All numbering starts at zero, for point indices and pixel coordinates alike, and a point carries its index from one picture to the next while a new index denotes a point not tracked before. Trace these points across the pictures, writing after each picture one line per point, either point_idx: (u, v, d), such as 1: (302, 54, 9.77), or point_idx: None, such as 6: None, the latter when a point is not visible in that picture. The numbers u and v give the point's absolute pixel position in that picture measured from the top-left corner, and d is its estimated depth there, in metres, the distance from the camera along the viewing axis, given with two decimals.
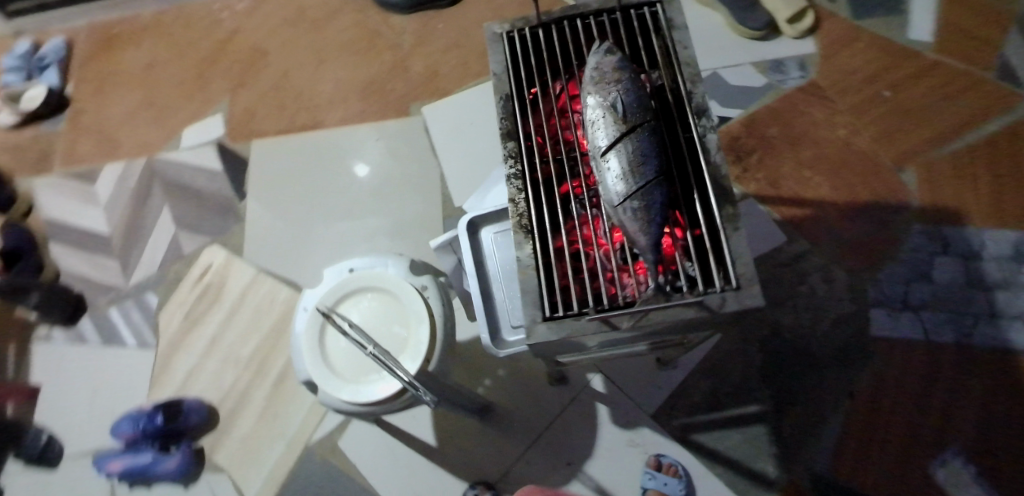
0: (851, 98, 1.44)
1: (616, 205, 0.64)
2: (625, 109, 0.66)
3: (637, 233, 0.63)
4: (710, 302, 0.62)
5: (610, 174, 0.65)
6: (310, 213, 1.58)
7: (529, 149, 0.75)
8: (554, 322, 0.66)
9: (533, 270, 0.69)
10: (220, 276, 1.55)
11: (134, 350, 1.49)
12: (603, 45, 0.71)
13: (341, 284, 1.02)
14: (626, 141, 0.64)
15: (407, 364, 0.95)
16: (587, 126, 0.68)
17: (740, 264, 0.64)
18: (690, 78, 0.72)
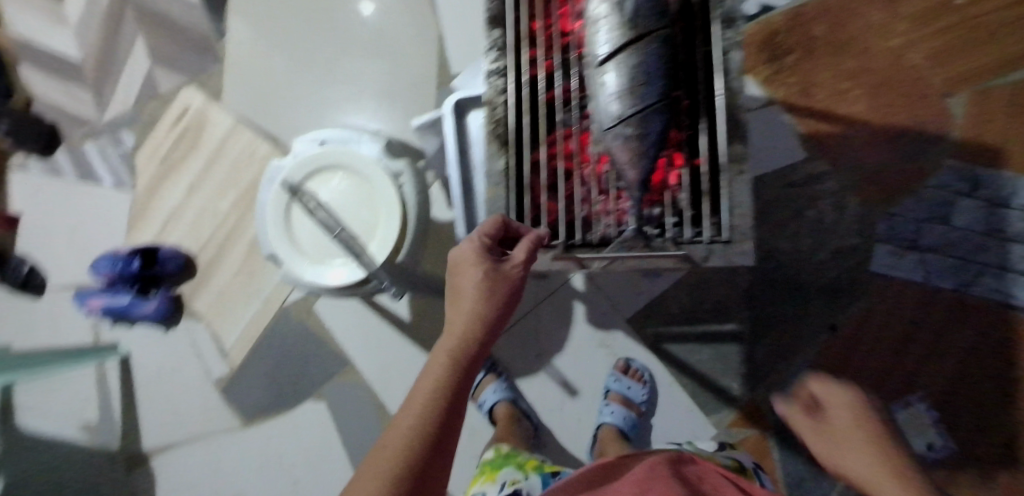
0: (920, 1, 1.23)
1: (606, 129, 0.58)
2: (633, 12, 0.57)
3: (625, 164, 0.59)
4: (694, 252, 0.61)
5: (604, 90, 0.58)
6: (293, 64, 1.44)
7: (520, 40, 0.68)
8: (521, 251, 0.65)
9: (503, 189, 0.67)
10: (198, 122, 1.45)
11: (112, 190, 1.45)
12: None
13: (310, 159, 0.94)
14: (630, 52, 0.57)
15: (374, 253, 0.91)
16: (588, 25, 0.60)
17: (736, 214, 0.61)
18: None
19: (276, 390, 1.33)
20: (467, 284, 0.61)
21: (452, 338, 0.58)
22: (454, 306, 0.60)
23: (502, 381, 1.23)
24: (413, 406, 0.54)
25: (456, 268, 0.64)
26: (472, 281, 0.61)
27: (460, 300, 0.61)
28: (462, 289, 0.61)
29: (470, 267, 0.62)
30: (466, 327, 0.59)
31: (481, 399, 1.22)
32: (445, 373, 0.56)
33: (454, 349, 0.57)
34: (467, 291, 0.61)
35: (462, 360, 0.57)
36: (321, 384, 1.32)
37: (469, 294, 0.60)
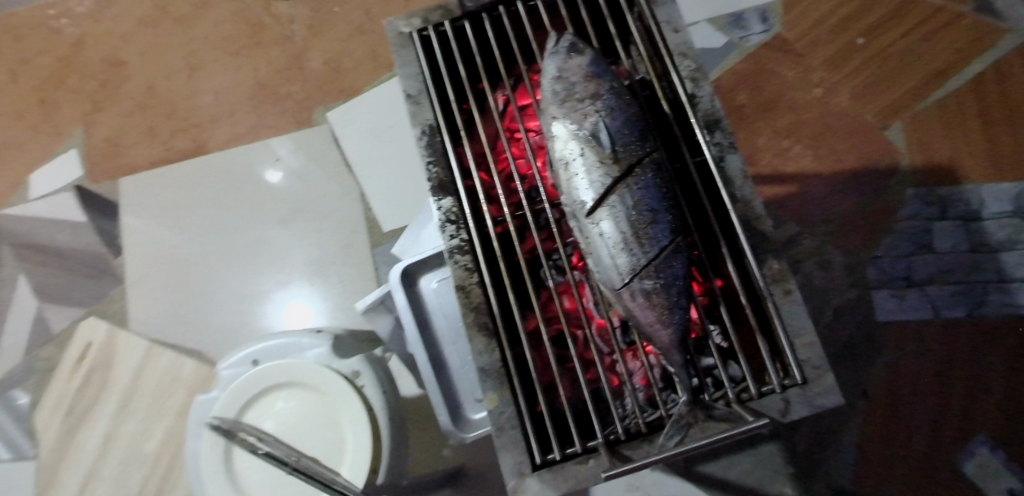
0: (822, 50, 1.26)
1: (620, 288, 0.50)
2: (611, 141, 0.51)
3: (653, 324, 0.49)
4: (769, 408, 0.50)
5: (604, 242, 0.50)
6: (212, 262, 1.29)
7: (480, 200, 0.58)
8: (551, 471, 0.50)
9: (507, 387, 0.53)
10: (105, 355, 1.24)
11: (9, 464, 1.19)
12: (564, 37, 0.55)
13: (243, 385, 0.77)
14: (623, 189, 0.50)
15: (346, 482, 0.71)
16: (563, 172, 0.53)
17: (801, 345, 0.51)
18: (690, 76, 0.57)
19: None
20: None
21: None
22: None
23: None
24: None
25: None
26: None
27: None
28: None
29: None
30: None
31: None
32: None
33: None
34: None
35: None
36: None
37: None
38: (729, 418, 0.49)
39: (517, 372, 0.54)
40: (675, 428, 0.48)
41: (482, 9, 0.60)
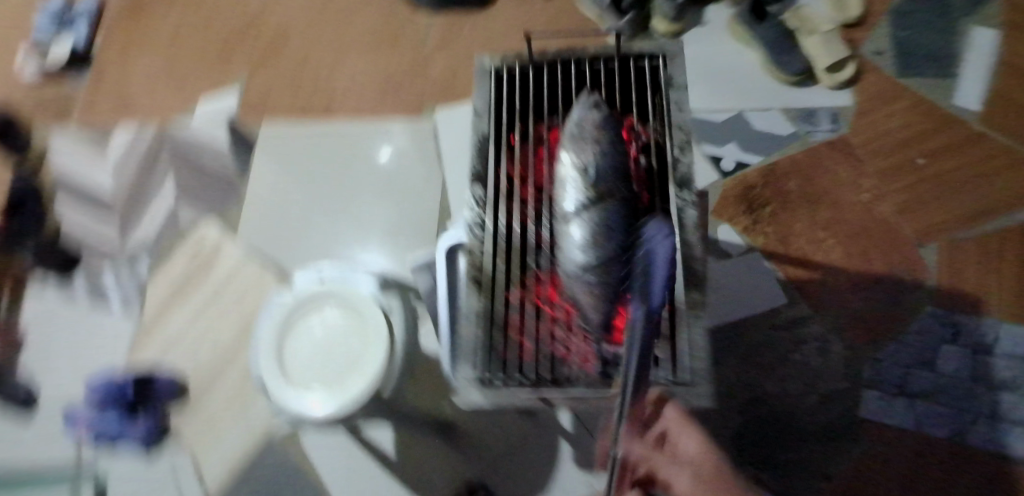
0: (881, 161, 1.35)
1: (572, 275, 0.61)
2: (598, 174, 0.62)
3: (589, 309, 0.60)
4: (655, 397, 0.60)
5: (570, 241, 0.62)
6: (308, 205, 1.55)
7: (497, 194, 0.72)
8: (489, 388, 0.64)
9: (477, 327, 0.67)
10: (212, 253, 1.55)
11: (119, 315, 1.50)
12: (591, 97, 0.68)
13: (308, 292, 1.01)
14: (595, 207, 0.61)
15: (359, 384, 0.91)
16: (558, 183, 0.65)
17: (697, 358, 0.61)
18: (681, 146, 0.69)
19: None
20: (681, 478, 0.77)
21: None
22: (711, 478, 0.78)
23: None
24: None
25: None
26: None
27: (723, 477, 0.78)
28: (693, 454, 0.81)
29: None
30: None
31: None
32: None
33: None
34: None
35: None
36: None
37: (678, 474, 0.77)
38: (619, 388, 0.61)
39: (486, 320, 0.67)
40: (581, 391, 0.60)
41: (544, 62, 0.76)
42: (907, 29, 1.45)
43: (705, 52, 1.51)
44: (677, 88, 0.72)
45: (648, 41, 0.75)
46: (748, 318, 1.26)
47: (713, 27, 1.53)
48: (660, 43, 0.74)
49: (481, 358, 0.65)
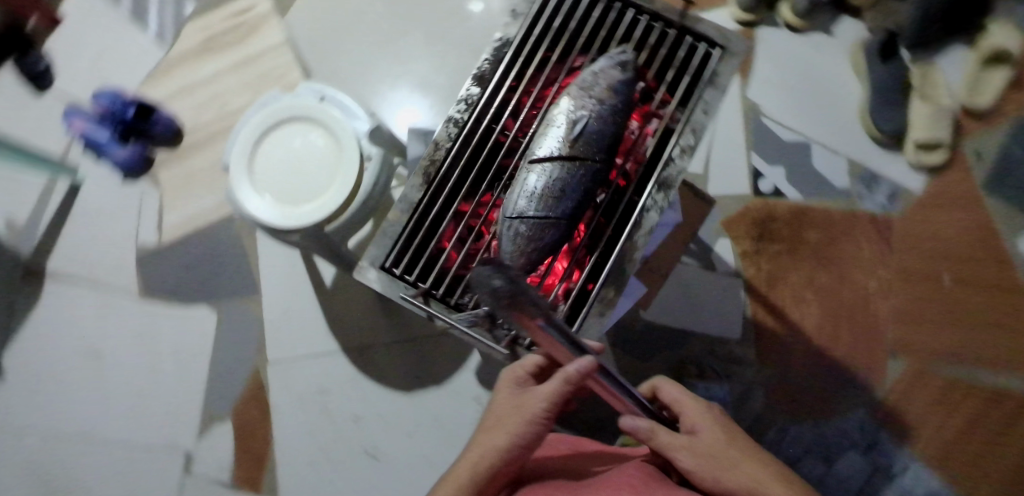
0: (908, 259, 1.27)
1: (506, 217, 0.60)
2: (581, 134, 0.60)
3: (505, 255, 0.60)
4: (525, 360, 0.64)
5: (522, 185, 0.60)
6: (361, 21, 1.49)
7: (489, 103, 0.69)
8: (386, 277, 0.65)
9: (404, 218, 0.66)
10: (256, 23, 1.52)
11: (152, 39, 1.51)
12: (623, 54, 0.63)
13: (302, 103, 0.98)
14: (560, 165, 0.60)
15: (306, 212, 0.93)
16: (545, 124, 0.62)
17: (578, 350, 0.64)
18: (683, 148, 0.66)
19: (184, 283, 1.36)
20: (683, 457, 0.71)
21: (496, 441, 0.69)
22: (708, 447, 0.72)
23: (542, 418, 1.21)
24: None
25: (500, 384, 0.73)
26: (543, 394, 0.68)
27: (724, 451, 0.72)
28: (704, 428, 0.75)
29: (512, 402, 0.70)
30: (494, 455, 0.68)
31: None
32: (779, 483, 0.68)
33: (482, 459, 0.68)
34: (507, 403, 0.71)
35: (483, 474, 0.67)
36: (223, 299, 1.35)
37: (681, 454, 0.72)
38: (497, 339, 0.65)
39: (417, 216, 0.67)
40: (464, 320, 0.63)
41: None
42: None
43: (815, 65, 1.36)
44: (713, 88, 0.67)
45: (713, 24, 0.67)
46: (694, 334, 1.26)
47: (841, 42, 1.37)
48: (724, 32, 0.67)
49: (393, 247, 0.66)
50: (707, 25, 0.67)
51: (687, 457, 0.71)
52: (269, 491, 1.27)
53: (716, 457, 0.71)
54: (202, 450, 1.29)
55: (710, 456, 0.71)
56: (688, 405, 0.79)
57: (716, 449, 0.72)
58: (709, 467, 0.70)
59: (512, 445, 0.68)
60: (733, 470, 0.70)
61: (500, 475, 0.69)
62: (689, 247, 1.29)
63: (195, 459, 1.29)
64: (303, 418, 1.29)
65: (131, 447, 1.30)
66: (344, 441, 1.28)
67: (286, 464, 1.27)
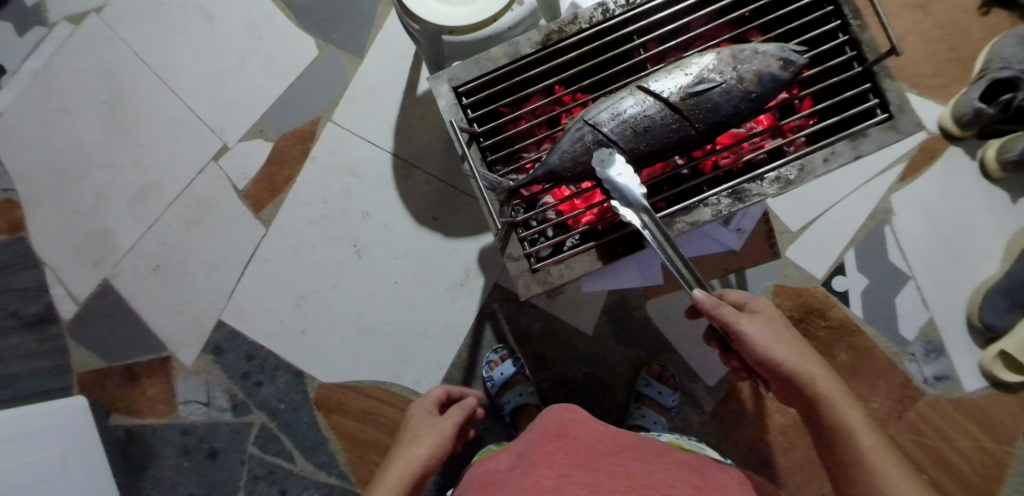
0: (905, 437, 1.21)
1: (583, 119, 0.61)
2: (698, 95, 0.59)
3: (559, 149, 0.62)
4: (509, 244, 0.69)
5: (615, 102, 0.61)
6: None
7: (643, 20, 0.70)
8: (453, 98, 0.71)
9: (502, 62, 0.71)
10: None
11: None
12: (791, 50, 0.60)
13: None
14: (659, 109, 0.60)
15: (439, 12, 0.94)
16: (677, 65, 0.61)
17: (558, 270, 0.69)
18: (777, 178, 0.65)
19: (309, 9, 1.40)
20: (750, 325, 0.72)
21: (418, 451, 0.84)
22: (773, 323, 0.75)
23: (529, 388, 1.25)
24: (838, 399, 0.69)
25: (412, 416, 0.95)
26: (453, 422, 0.91)
27: (781, 329, 0.74)
28: (762, 309, 0.77)
29: (424, 424, 0.91)
30: (420, 456, 0.82)
31: (493, 373, 1.27)
32: (835, 380, 0.71)
33: (412, 459, 0.82)
34: (422, 426, 0.90)
35: (411, 475, 0.80)
36: (330, 45, 1.39)
37: (753, 329, 0.72)
38: (500, 212, 0.69)
39: (512, 69, 0.71)
40: (487, 178, 0.68)
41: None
42: None
43: (974, 217, 1.24)
44: (847, 145, 0.65)
45: (900, 90, 0.63)
46: (673, 351, 1.27)
47: (1017, 214, 1.23)
48: (903, 103, 0.63)
49: (478, 81, 0.71)
50: (894, 88, 0.63)
51: (752, 324, 0.73)
52: (265, 218, 1.38)
53: (781, 336, 0.73)
54: (238, 149, 1.39)
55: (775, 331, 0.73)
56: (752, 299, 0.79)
57: (776, 326, 0.75)
58: (776, 342, 0.72)
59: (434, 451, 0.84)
60: (801, 350, 0.73)
61: (418, 484, 0.80)
62: (728, 279, 1.25)
63: (228, 152, 1.40)
64: (325, 183, 1.37)
65: (190, 108, 1.42)
66: (344, 224, 1.36)
67: (290, 208, 1.37)
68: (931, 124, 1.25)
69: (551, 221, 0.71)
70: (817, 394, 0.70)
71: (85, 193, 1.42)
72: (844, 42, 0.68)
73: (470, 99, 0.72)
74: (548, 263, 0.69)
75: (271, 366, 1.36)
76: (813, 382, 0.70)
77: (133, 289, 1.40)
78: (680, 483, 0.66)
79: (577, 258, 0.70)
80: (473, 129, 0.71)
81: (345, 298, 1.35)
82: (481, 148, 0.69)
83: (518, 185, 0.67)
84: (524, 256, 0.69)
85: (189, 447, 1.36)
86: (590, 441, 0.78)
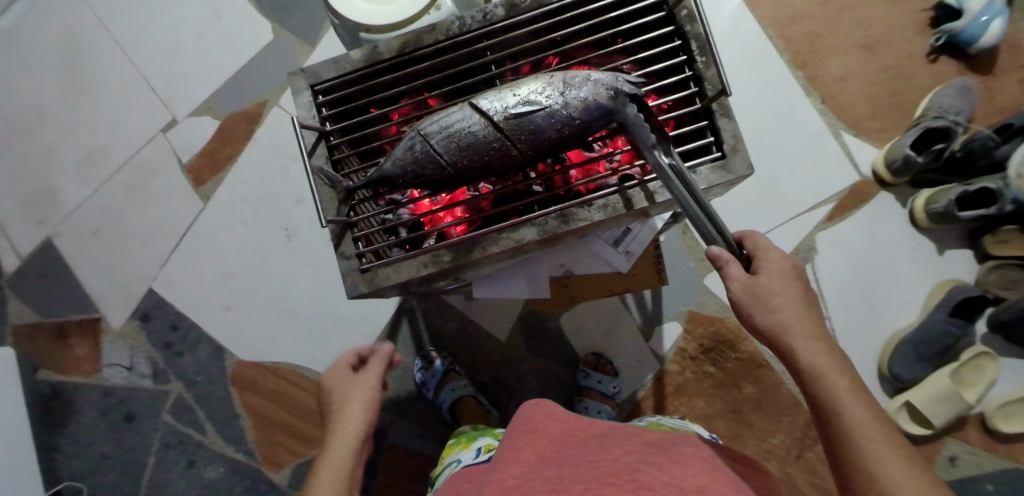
0: (807, 478, 1.18)
1: (416, 129, 0.66)
2: (519, 118, 0.64)
3: (393, 154, 0.67)
4: (345, 241, 0.73)
5: (447, 115, 0.65)
6: None
7: (506, 40, 0.76)
8: (311, 94, 0.76)
9: (360, 65, 0.76)
10: None
11: None
12: (615, 78, 0.64)
13: None
14: (484, 125, 0.64)
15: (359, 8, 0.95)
16: (511, 86, 0.66)
17: (387, 273, 0.72)
18: (606, 203, 0.69)
19: None
20: (735, 282, 0.69)
21: (352, 425, 0.80)
22: (766, 287, 0.68)
23: (463, 382, 1.24)
24: (828, 373, 0.64)
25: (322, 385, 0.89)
26: (373, 377, 0.87)
27: (775, 294, 0.68)
28: (766, 270, 0.69)
29: (342, 388, 0.86)
30: (358, 431, 0.80)
31: (426, 377, 1.26)
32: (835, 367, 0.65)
33: (346, 445, 0.78)
34: (340, 390, 0.86)
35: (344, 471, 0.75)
36: (284, 32, 1.40)
37: (736, 284, 0.69)
38: (338, 209, 0.74)
39: (372, 70, 0.77)
40: (328, 175, 0.73)
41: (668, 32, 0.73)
42: (996, 491, 1.16)
43: (893, 264, 1.23)
44: None
45: (733, 130, 0.66)
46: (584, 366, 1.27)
47: (938, 265, 1.22)
48: (737, 144, 0.66)
49: (336, 81, 0.77)
50: (728, 128, 0.67)
51: (737, 284, 0.69)
52: (204, 194, 1.40)
53: (781, 298, 0.68)
54: (186, 124, 1.42)
55: (766, 290, 0.68)
56: (772, 252, 0.71)
57: (769, 291, 0.68)
58: (758, 301, 0.68)
59: (368, 412, 0.83)
60: (804, 322, 0.67)
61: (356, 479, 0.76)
62: (644, 301, 1.26)
63: (176, 126, 1.43)
64: (263, 166, 1.39)
65: (144, 79, 1.45)
66: (278, 208, 1.38)
67: (228, 185, 1.40)
68: (864, 167, 1.24)
69: (393, 223, 0.75)
70: (805, 368, 0.65)
71: (36, 151, 1.46)
72: (692, 78, 0.71)
73: (325, 99, 0.77)
74: (376, 264, 0.72)
75: (194, 338, 1.38)
76: (800, 361, 0.65)
77: (71, 249, 1.44)
78: (643, 465, 0.60)
79: (404, 262, 0.72)
80: (323, 126, 0.76)
81: (271, 280, 1.38)
82: (324, 143, 0.74)
83: (355, 185, 0.72)
84: (354, 255, 0.73)
85: (107, 408, 1.39)
86: (561, 435, 0.71)
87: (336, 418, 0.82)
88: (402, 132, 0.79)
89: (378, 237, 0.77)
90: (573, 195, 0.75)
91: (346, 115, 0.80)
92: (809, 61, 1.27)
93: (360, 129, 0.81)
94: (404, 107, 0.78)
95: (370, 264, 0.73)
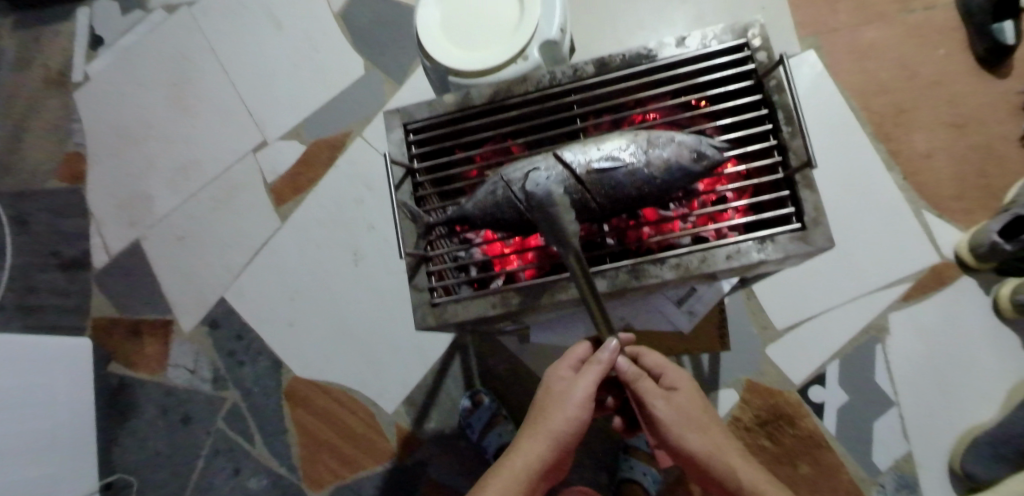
0: None
1: (501, 174, 0.71)
2: (601, 172, 0.68)
3: (478, 196, 0.72)
4: (420, 274, 0.78)
5: (532, 164, 0.70)
6: None
7: (592, 95, 0.80)
8: (404, 133, 0.83)
9: (451, 109, 0.82)
10: None
11: None
12: (695, 141, 0.67)
13: None
14: (566, 176, 0.68)
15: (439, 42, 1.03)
16: (595, 141, 0.70)
17: (456, 309, 0.75)
18: (676, 261, 0.71)
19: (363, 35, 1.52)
20: (659, 408, 0.75)
21: (556, 424, 0.73)
22: (683, 407, 0.75)
23: (509, 426, 1.24)
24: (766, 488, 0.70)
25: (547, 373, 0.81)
26: (584, 389, 0.74)
27: (697, 419, 0.75)
28: (680, 391, 0.77)
29: (557, 382, 0.77)
30: (544, 445, 0.73)
31: (471, 419, 1.27)
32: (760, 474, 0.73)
33: (540, 442, 0.73)
34: (556, 383, 0.77)
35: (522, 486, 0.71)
36: (374, 69, 1.49)
37: (660, 407, 0.75)
38: (417, 242, 0.79)
39: (462, 114, 0.83)
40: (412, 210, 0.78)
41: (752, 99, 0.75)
42: None
43: (973, 354, 1.16)
44: (757, 245, 0.69)
45: (816, 202, 0.68)
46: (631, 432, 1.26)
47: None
48: (818, 217, 0.67)
49: (428, 122, 0.83)
50: (810, 199, 0.68)
51: (664, 408, 0.75)
52: (283, 213, 1.49)
53: (695, 418, 0.75)
54: (275, 146, 1.52)
55: (685, 414, 0.75)
56: (672, 370, 0.80)
57: (693, 417, 0.75)
58: (683, 426, 0.74)
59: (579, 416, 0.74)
60: (727, 439, 0.75)
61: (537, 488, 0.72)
62: (700, 362, 1.24)
63: (266, 147, 1.53)
64: (339, 192, 1.46)
65: (243, 102, 1.56)
66: (350, 232, 1.44)
67: (306, 208, 1.47)
68: (946, 248, 1.19)
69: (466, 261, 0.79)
70: (746, 485, 0.70)
71: (139, 158, 1.60)
72: (775, 145, 0.73)
73: (416, 138, 0.83)
74: (447, 300, 0.76)
75: (255, 349, 1.44)
76: (738, 478, 0.71)
77: (156, 252, 1.54)
78: None
79: (473, 301, 0.75)
80: (412, 164, 0.82)
81: (334, 301, 1.43)
82: (412, 179, 0.80)
83: (436, 222, 0.77)
84: (427, 288, 0.77)
85: (167, 407, 1.45)
86: None
87: (537, 413, 0.76)
88: (484, 174, 0.84)
89: (449, 273, 0.82)
90: (644, 250, 0.77)
91: (432, 154, 0.85)
92: (892, 135, 1.25)
93: (442, 167, 0.86)
94: (488, 151, 0.83)
95: (440, 298, 0.77)
